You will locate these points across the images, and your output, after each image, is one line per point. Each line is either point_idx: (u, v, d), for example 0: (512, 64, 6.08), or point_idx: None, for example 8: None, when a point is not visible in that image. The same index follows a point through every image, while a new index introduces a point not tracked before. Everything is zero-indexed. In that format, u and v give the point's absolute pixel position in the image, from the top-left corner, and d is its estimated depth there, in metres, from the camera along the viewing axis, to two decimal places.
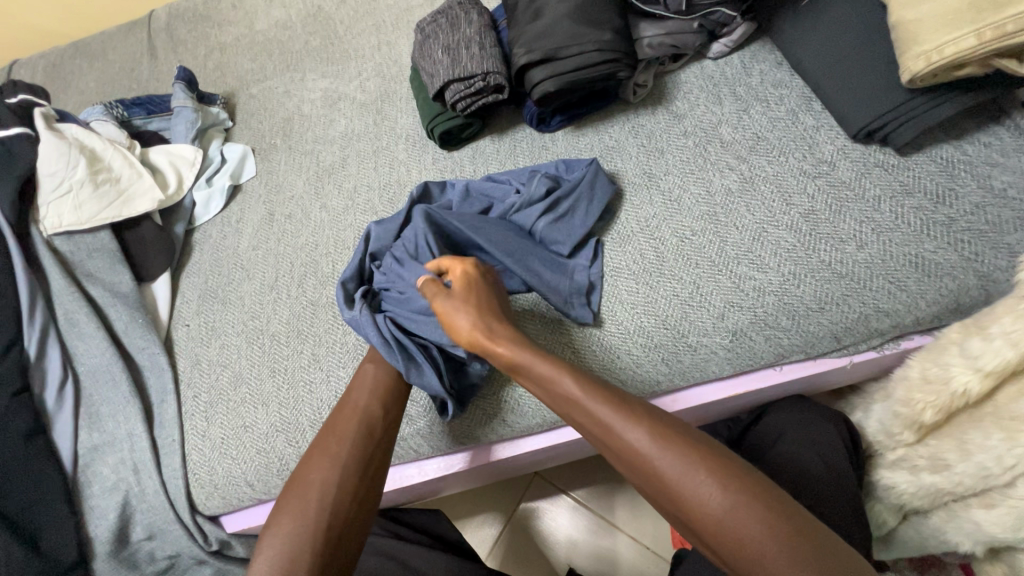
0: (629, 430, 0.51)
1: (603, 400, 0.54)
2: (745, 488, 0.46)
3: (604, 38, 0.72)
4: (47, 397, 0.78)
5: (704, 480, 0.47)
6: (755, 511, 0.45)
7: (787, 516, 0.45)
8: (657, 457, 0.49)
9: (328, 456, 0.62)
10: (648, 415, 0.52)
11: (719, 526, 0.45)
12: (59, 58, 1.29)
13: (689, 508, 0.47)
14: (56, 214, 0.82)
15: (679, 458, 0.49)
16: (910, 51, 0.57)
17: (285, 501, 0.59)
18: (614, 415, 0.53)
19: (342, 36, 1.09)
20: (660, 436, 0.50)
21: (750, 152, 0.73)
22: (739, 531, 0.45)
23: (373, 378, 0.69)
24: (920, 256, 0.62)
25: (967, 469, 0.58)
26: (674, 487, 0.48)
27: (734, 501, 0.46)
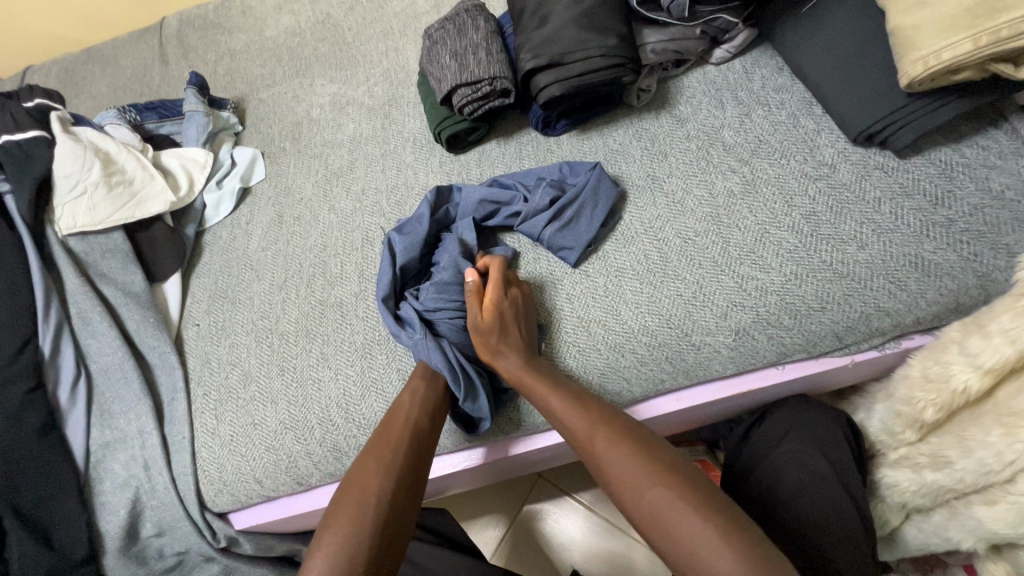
0: (610, 444, 0.55)
1: (576, 409, 0.59)
2: (692, 496, 0.49)
3: (608, 43, 0.74)
4: (60, 394, 0.79)
5: (654, 484, 0.50)
6: (697, 516, 0.47)
7: (728, 523, 0.47)
8: (616, 465, 0.53)
9: (383, 463, 0.61)
10: (613, 425, 0.57)
11: (665, 530, 0.48)
12: (72, 64, 1.31)
13: (640, 514, 0.50)
14: (70, 215, 0.84)
15: (635, 465, 0.52)
16: (909, 56, 0.59)
17: (339, 507, 0.58)
18: (583, 423, 0.58)
19: (350, 41, 1.11)
20: (621, 444, 0.55)
21: (752, 155, 0.74)
22: (682, 535, 0.47)
23: (423, 390, 0.69)
24: (920, 256, 0.63)
25: (967, 466, 0.59)
26: (626, 492, 0.52)
27: (678, 506, 0.48)
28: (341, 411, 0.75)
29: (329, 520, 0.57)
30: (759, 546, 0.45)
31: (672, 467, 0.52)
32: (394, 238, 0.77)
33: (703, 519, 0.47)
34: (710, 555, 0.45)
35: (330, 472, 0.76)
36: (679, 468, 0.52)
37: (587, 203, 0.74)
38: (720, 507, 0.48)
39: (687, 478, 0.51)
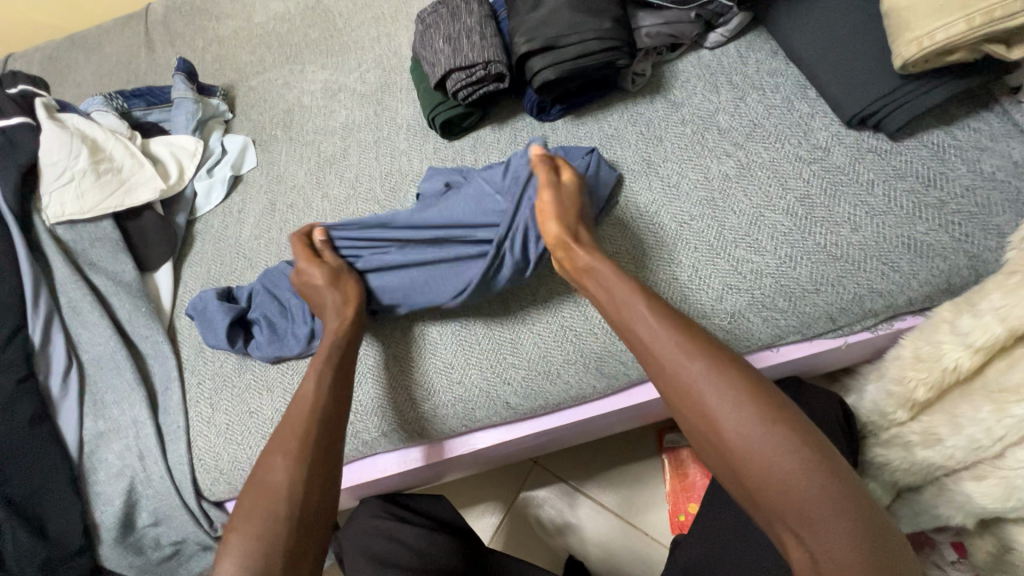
0: (696, 366, 0.50)
1: (673, 329, 0.53)
2: (813, 448, 0.45)
3: (603, 26, 0.73)
4: (51, 385, 0.78)
5: (774, 431, 0.45)
6: (814, 478, 0.44)
7: (843, 487, 0.44)
8: (721, 401, 0.48)
9: (291, 459, 0.56)
10: (713, 350, 0.51)
11: (777, 483, 0.44)
12: (55, 51, 1.28)
13: (750, 465, 0.46)
14: (58, 203, 0.83)
15: (746, 407, 0.47)
16: (903, 37, 0.59)
17: (249, 512, 0.53)
18: (681, 347, 0.52)
19: (341, 28, 1.10)
20: (708, 362, 0.50)
21: (747, 140, 0.75)
22: (801, 491, 0.44)
23: (328, 371, 0.65)
24: (912, 237, 0.64)
25: (958, 442, 0.61)
26: (735, 437, 0.46)
27: (796, 459, 0.44)
28: None
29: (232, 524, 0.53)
30: (870, 515, 0.43)
31: (789, 419, 0.46)
32: (248, 290, 0.82)
33: (827, 480, 0.43)
34: (826, 516, 0.43)
35: None
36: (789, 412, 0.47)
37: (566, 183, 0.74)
38: (833, 469, 0.44)
39: (802, 428, 0.46)
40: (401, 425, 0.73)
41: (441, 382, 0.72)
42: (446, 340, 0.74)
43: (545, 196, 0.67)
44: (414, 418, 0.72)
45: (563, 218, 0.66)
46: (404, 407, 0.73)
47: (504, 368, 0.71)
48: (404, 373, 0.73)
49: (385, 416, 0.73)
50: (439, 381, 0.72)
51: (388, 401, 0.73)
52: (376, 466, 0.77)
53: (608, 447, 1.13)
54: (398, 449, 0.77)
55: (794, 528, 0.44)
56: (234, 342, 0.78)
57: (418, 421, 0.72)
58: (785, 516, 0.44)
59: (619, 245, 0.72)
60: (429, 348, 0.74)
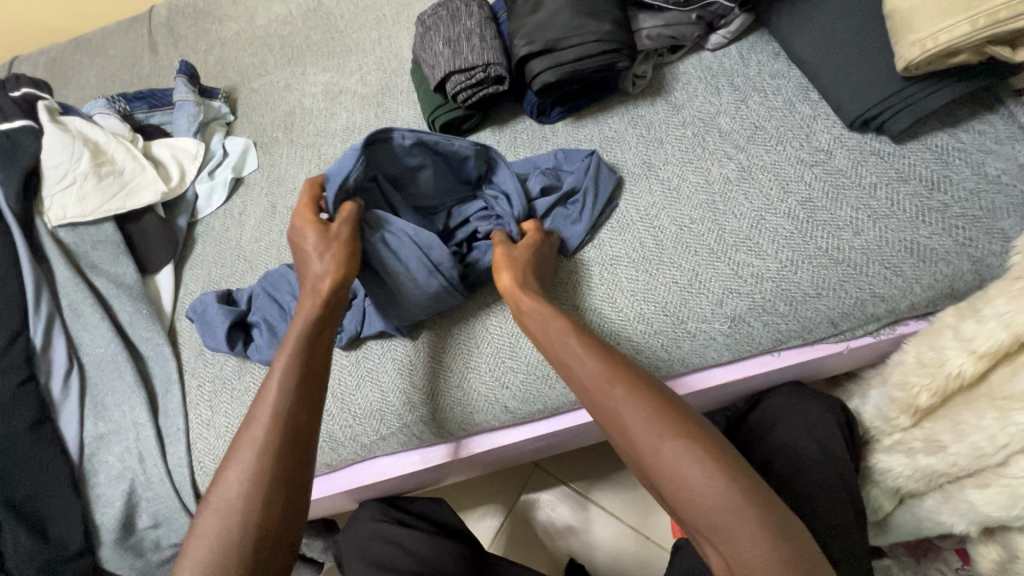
0: (614, 390, 0.52)
1: (594, 355, 0.55)
2: (720, 459, 0.46)
3: (603, 29, 0.73)
4: (53, 387, 0.78)
5: (683, 447, 0.47)
6: (721, 488, 0.44)
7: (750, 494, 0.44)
8: (638, 421, 0.49)
9: (247, 477, 0.52)
10: (629, 373, 0.53)
11: (690, 495, 0.45)
12: (59, 54, 1.29)
13: (667, 482, 0.47)
14: (60, 207, 0.83)
15: (657, 427, 0.48)
16: (905, 39, 0.58)
17: (208, 531, 0.50)
18: (601, 372, 0.54)
19: (342, 30, 1.10)
20: (625, 385, 0.52)
21: (748, 142, 0.74)
22: (712, 503, 0.44)
23: (294, 371, 0.59)
24: (915, 241, 0.63)
25: (960, 450, 0.60)
26: (650, 456, 0.48)
27: (704, 473, 0.45)
28: (336, 401, 0.74)
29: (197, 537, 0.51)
30: (779, 518, 0.43)
31: (700, 433, 0.48)
32: (248, 292, 0.82)
33: (735, 488, 0.44)
34: (735, 524, 0.43)
35: (326, 462, 0.74)
36: (699, 427, 0.49)
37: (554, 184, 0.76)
38: (738, 477, 0.45)
39: (712, 442, 0.47)
40: (400, 429, 0.72)
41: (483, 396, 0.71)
42: (447, 344, 0.74)
43: (499, 254, 0.67)
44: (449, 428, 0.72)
45: (516, 268, 0.66)
46: (443, 418, 0.72)
47: (503, 373, 0.71)
48: (404, 377, 0.73)
49: (384, 420, 0.72)
50: (475, 393, 0.71)
51: (422, 412, 0.72)
52: (375, 470, 0.76)
53: (609, 450, 1.12)
54: (399, 452, 0.76)
55: (710, 539, 0.45)
56: (234, 345, 0.78)
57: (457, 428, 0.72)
58: (702, 528, 0.45)
59: (619, 249, 0.72)
60: (431, 352, 0.74)
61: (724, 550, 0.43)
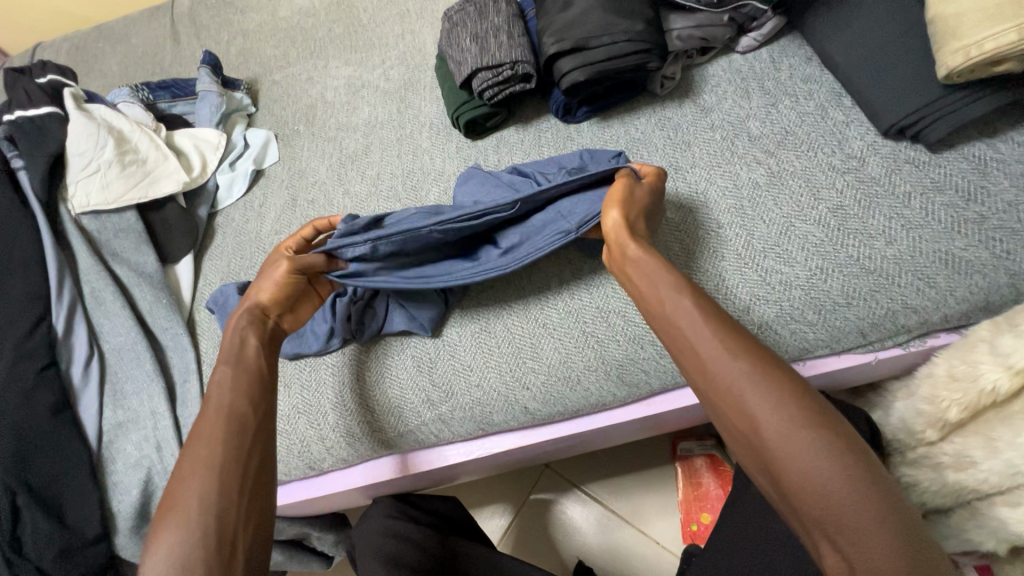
0: (737, 363, 0.46)
1: (714, 327, 0.49)
2: (856, 456, 0.41)
3: (635, 28, 0.72)
4: (73, 373, 0.79)
5: (816, 435, 0.42)
6: (856, 487, 0.40)
7: (885, 499, 0.40)
8: (766, 402, 0.44)
9: (210, 462, 0.50)
10: (756, 348, 0.48)
11: (816, 488, 0.40)
12: (82, 41, 1.30)
13: (789, 471, 0.42)
14: (84, 194, 0.84)
15: (789, 410, 0.43)
16: (948, 46, 0.57)
17: (163, 537, 0.46)
18: (724, 343, 0.48)
19: (365, 24, 1.09)
20: (750, 360, 0.46)
21: (778, 147, 0.73)
22: (842, 499, 0.40)
23: (241, 370, 0.57)
24: (950, 253, 0.62)
25: (993, 467, 0.60)
26: (776, 439, 0.43)
27: (842, 467, 0.40)
28: (355, 396, 0.74)
29: (158, 529, 0.47)
30: (914, 531, 0.39)
31: (835, 423, 0.43)
32: None
33: (871, 486, 0.40)
34: (871, 526, 0.39)
35: (342, 457, 0.74)
36: (832, 417, 0.43)
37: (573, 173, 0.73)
38: (875, 480, 0.40)
39: (851, 438, 0.43)
40: (418, 427, 0.72)
41: (476, 401, 0.71)
42: (466, 342, 0.73)
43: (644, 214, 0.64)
44: (420, 433, 0.72)
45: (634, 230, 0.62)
46: (416, 424, 0.72)
47: (523, 375, 0.70)
48: (422, 375, 0.73)
49: (403, 417, 0.72)
50: (462, 397, 0.71)
51: (394, 416, 0.72)
52: (390, 466, 0.76)
53: (621, 452, 1.12)
54: (417, 450, 0.76)
55: (831, 537, 0.40)
56: None
57: (434, 432, 0.72)
58: (825, 527, 0.40)
59: None
60: (450, 351, 0.73)
61: (851, 551, 0.39)
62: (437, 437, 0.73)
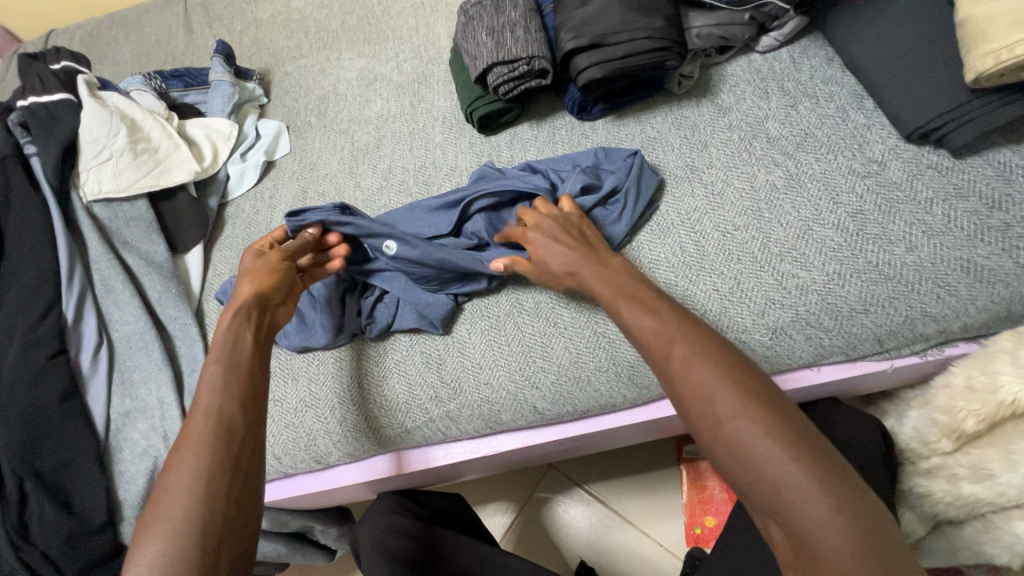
0: (676, 351, 0.48)
1: (655, 317, 0.52)
2: (789, 434, 0.41)
3: (654, 26, 0.71)
4: (82, 361, 0.79)
5: (746, 417, 0.42)
6: (790, 456, 0.40)
7: (824, 468, 0.39)
8: (698, 385, 0.46)
9: (199, 475, 0.47)
10: (696, 334, 0.49)
11: (753, 469, 0.41)
12: (95, 29, 1.30)
13: (727, 452, 0.43)
14: (96, 181, 0.84)
15: (724, 391, 0.44)
16: (978, 49, 0.56)
17: (146, 539, 0.44)
18: (663, 332, 0.50)
19: (379, 16, 1.09)
20: (688, 346, 0.48)
21: (797, 149, 0.72)
22: (773, 476, 0.40)
23: (221, 376, 0.54)
24: (972, 261, 0.61)
25: (1012, 479, 0.60)
26: (707, 422, 0.44)
27: (774, 444, 0.41)
28: (363, 391, 0.74)
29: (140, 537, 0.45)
30: (856, 500, 0.38)
31: (774, 404, 0.43)
32: None
33: (803, 462, 0.40)
34: (806, 503, 0.38)
35: (349, 452, 0.74)
36: (769, 394, 0.45)
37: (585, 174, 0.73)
38: (815, 450, 0.41)
39: (788, 418, 0.43)
40: (425, 424, 0.72)
41: (485, 399, 0.70)
42: (475, 340, 0.73)
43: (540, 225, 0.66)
44: (425, 430, 0.72)
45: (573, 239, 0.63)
46: (423, 421, 0.72)
47: (532, 374, 0.69)
48: (431, 371, 0.72)
49: (410, 413, 0.72)
50: (472, 394, 0.70)
51: (400, 414, 0.72)
52: (398, 462, 0.75)
53: (626, 453, 1.11)
54: (424, 447, 0.75)
55: (774, 516, 0.40)
56: None
57: (441, 429, 0.72)
58: (763, 504, 0.41)
59: (654, 254, 0.70)
60: (458, 348, 0.73)
61: (792, 530, 0.39)
62: (443, 433, 0.72)
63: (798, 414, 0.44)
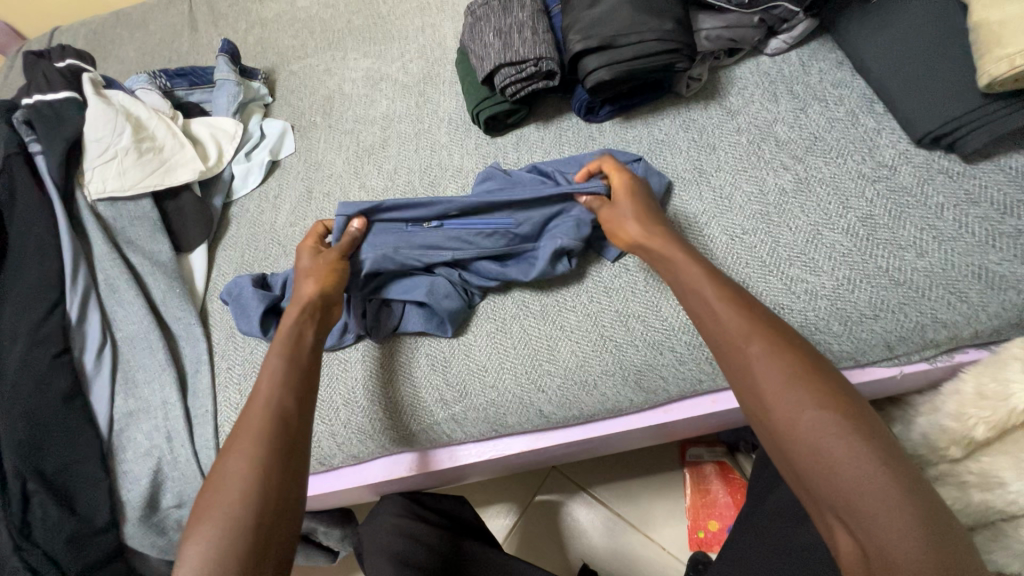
0: (753, 346, 0.49)
1: (732, 309, 0.52)
2: (868, 441, 0.43)
3: (664, 27, 0.71)
4: (85, 360, 0.78)
5: (826, 420, 0.44)
6: (870, 461, 0.42)
7: (901, 476, 0.41)
8: (777, 382, 0.46)
9: (251, 460, 0.50)
10: (775, 331, 0.49)
11: (830, 471, 0.42)
12: (100, 26, 1.29)
13: (801, 451, 0.44)
14: (100, 179, 0.83)
15: (802, 388, 0.45)
16: (991, 54, 0.56)
17: (202, 525, 0.47)
18: (739, 325, 0.50)
19: (385, 16, 1.08)
20: (768, 343, 0.48)
21: (807, 153, 0.71)
22: (852, 480, 0.41)
23: (282, 368, 0.58)
24: (983, 267, 0.60)
25: (1022, 488, 0.59)
26: (784, 420, 0.45)
27: (854, 450, 0.42)
28: (367, 392, 0.73)
29: (197, 513, 0.49)
30: (930, 510, 0.40)
31: (852, 407, 0.45)
32: (283, 277, 0.81)
33: (882, 469, 0.41)
34: (880, 509, 0.40)
35: (352, 454, 0.73)
36: (848, 398, 0.46)
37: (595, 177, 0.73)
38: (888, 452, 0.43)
39: (866, 423, 0.44)
40: (430, 426, 0.71)
41: (490, 402, 0.70)
42: (481, 343, 0.72)
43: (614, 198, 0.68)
44: (429, 433, 0.72)
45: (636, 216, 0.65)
46: (427, 424, 0.71)
47: (539, 377, 0.69)
48: (436, 373, 0.72)
49: (415, 415, 0.71)
50: (478, 397, 0.70)
51: (405, 416, 0.72)
52: (401, 464, 0.75)
53: (630, 456, 1.11)
54: (429, 449, 0.75)
55: (842, 519, 0.42)
56: (266, 330, 0.77)
57: (446, 431, 0.71)
58: (834, 505, 0.42)
59: None
60: (464, 350, 0.72)
61: (862, 533, 0.41)
62: (448, 436, 0.72)
63: (873, 418, 0.45)
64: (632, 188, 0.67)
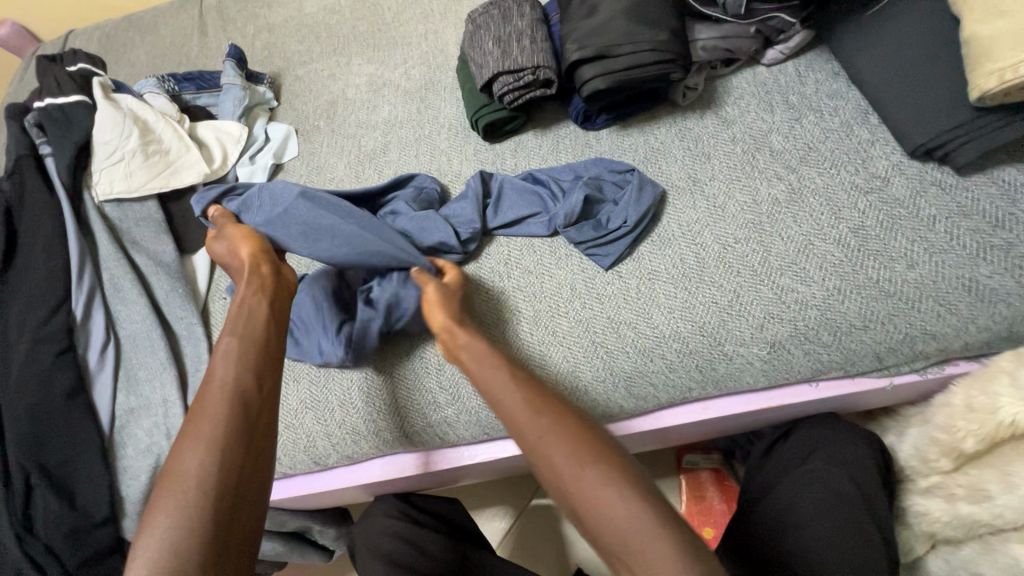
0: (547, 426, 0.50)
1: (521, 392, 0.54)
2: (635, 492, 0.46)
3: (659, 38, 0.71)
4: (89, 357, 0.80)
5: (606, 485, 0.46)
6: (638, 512, 0.44)
7: (668, 519, 0.44)
8: (558, 456, 0.48)
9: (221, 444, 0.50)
10: (562, 408, 0.52)
11: (630, 542, 0.43)
12: (112, 31, 1.32)
13: (603, 527, 0.45)
14: (107, 182, 0.86)
15: (584, 463, 0.47)
16: (982, 68, 0.56)
17: (156, 514, 0.46)
18: (522, 407, 0.53)
19: (389, 22, 1.10)
20: (550, 418, 0.51)
21: (800, 162, 0.72)
22: (640, 543, 0.43)
23: (235, 348, 0.59)
24: (974, 280, 0.60)
25: (1009, 502, 0.59)
26: (588, 499, 0.46)
27: (627, 510, 0.44)
28: (362, 395, 0.74)
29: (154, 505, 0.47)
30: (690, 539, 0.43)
31: (615, 460, 0.48)
32: None
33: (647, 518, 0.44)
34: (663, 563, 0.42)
35: (346, 454, 0.74)
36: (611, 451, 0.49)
37: (590, 189, 0.75)
38: (691, 530, 0.44)
39: (633, 474, 0.47)
40: (423, 428, 0.72)
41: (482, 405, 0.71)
42: None
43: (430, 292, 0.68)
44: (421, 435, 0.73)
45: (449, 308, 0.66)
46: (421, 426, 0.72)
47: None
48: (430, 376, 0.73)
49: (409, 417, 0.72)
50: (471, 399, 0.71)
51: (399, 417, 0.73)
52: (394, 466, 0.76)
53: None
54: (425, 451, 0.76)
55: None
56: None
57: (438, 433, 0.72)
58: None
59: (655, 263, 0.71)
60: None
61: None
62: (440, 438, 0.73)
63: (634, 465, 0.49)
64: (443, 300, 0.67)
